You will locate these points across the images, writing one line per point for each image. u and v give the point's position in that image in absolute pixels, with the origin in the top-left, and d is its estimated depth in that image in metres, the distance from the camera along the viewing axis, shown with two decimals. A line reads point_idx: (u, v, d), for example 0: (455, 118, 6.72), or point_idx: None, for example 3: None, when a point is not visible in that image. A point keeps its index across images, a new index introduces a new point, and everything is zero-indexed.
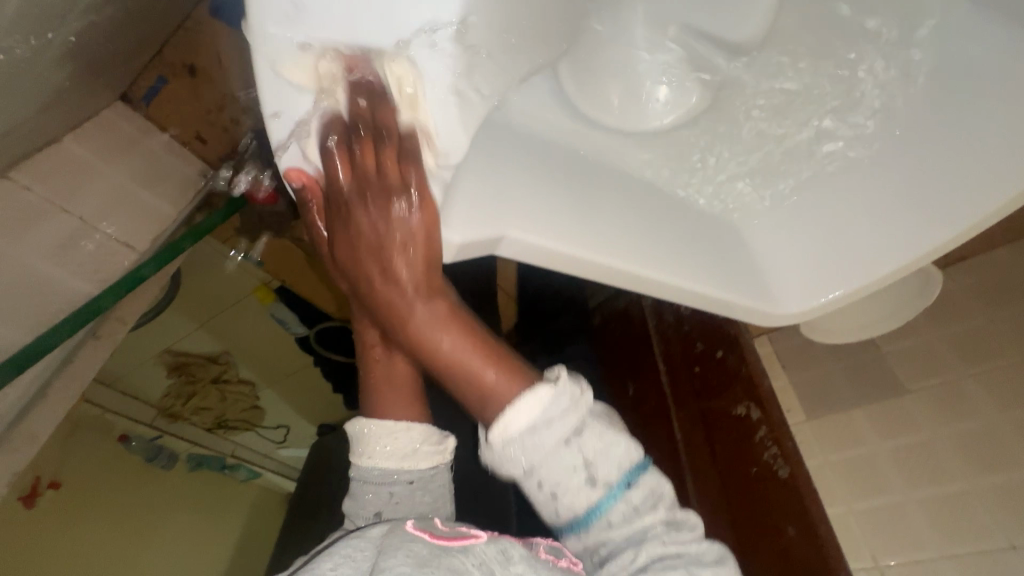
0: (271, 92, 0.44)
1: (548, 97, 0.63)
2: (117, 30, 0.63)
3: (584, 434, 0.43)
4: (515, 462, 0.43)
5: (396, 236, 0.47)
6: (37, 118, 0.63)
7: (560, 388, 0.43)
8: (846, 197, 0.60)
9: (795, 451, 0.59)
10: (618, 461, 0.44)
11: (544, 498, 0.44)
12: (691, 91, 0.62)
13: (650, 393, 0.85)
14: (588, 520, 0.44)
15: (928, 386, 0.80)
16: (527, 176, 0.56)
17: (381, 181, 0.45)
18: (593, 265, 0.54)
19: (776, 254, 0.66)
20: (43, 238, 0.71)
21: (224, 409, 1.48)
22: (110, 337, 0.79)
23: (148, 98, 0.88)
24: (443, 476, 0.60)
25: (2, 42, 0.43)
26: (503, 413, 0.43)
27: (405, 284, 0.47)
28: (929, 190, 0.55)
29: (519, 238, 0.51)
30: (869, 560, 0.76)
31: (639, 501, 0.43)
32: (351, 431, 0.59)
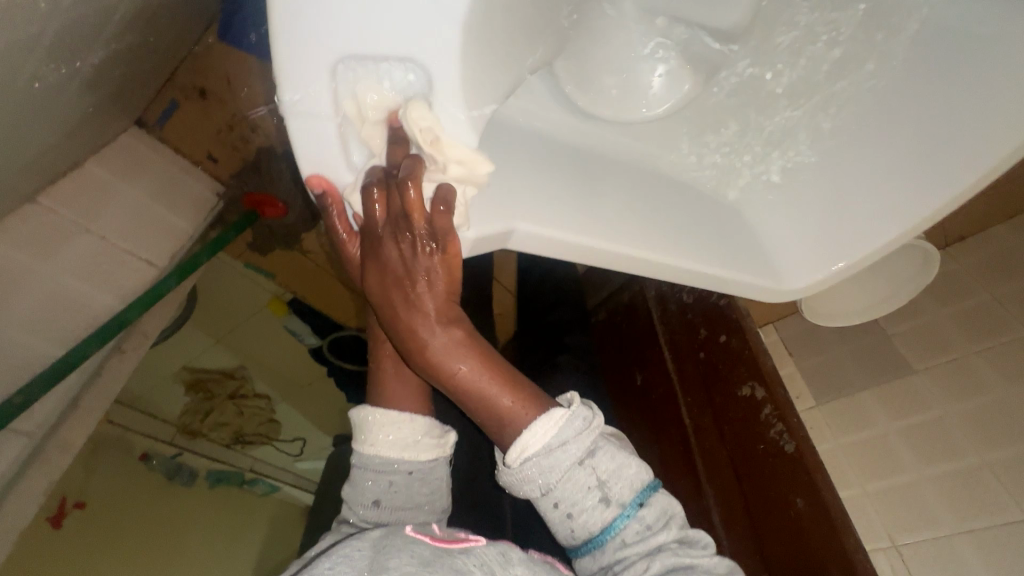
0: (288, 83, 0.45)
1: (548, 95, 0.66)
2: (135, 54, 0.66)
3: (597, 454, 0.46)
4: (532, 484, 0.46)
5: (420, 270, 0.49)
6: (65, 142, 0.67)
7: (574, 412, 0.47)
8: (834, 175, 0.64)
9: (800, 426, 0.61)
10: (630, 480, 0.47)
11: (560, 518, 0.46)
12: (683, 79, 0.64)
13: (658, 380, 0.86)
14: (603, 538, 0.45)
15: (936, 364, 0.81)
16: (530, 170, 0.59)
17: (408, 225, 0.47)
18: (598, 252, 0.56)
19: (775, 234, 0.69)
20: (71, 257, 0.75)
21: (242, 425, 1.49)
22: (134, 350, 0.82)
23: (162, 121, 0.93)
24: (442, 469, 0.61)
25: (39, 68, 0.46)
26: (521, 436, 0.46)
27: (428, 313, 0.50)
28: (913, 157, 0.58)
29: (528, 230, 0.53)
30: (886, 539, 0.76)
31: (652, 520, 0.46)
32: (356, 418, 0.60)
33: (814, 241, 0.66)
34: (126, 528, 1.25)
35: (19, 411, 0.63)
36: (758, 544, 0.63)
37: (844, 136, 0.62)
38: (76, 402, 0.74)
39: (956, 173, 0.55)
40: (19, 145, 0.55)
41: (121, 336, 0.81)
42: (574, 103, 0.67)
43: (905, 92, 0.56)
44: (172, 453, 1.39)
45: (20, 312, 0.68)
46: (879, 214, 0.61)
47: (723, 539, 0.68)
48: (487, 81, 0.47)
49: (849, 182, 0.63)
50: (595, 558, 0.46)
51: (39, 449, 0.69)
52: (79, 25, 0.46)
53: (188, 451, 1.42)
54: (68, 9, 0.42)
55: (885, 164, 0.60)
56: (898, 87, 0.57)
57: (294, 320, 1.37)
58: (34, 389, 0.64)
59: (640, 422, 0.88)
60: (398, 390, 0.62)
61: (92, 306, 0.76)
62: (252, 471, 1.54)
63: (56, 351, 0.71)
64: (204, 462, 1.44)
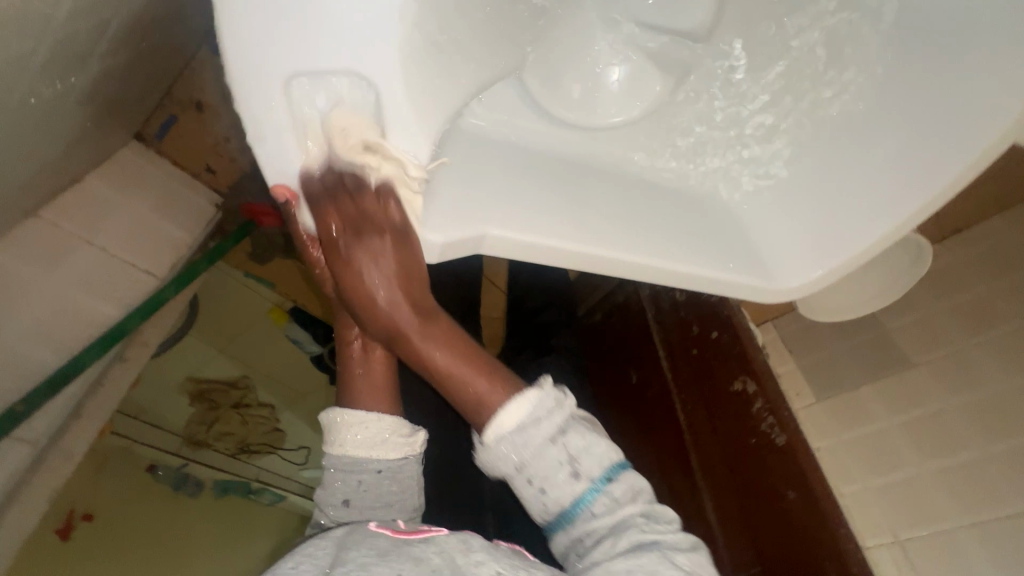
0: (256, 99, 0.47)
1: (518, 102, 0.67)
2: (130, 70, 0.68)
3: (568, 433, 0.48)
4: (505, 460, 0.47)
5: (385, 267, 0.52)
6: (66, 156, 0.69)
7: (545, 392, 0.48)
8: (823, 171, 0.63)
9: (791, 419, 0.61)
10: (601, 456, 0.48)
11: (533, 494, 0.48)
12: (653, 81, 0.67)
13: (653, 378, 0.87)
14: (573, 512, 0.47)
15: (934, 357, 0.81)
16: (507, 175, 0.61)
17: (367, 218, 0.51)
18: (574, 256, 0.57)
19: (766, 233, 0.68)
20: (73, 269, 0.77)
21: (247, 435, 1.51)
22: (135, 359, 0.83)
23: (160, 134, 0.95)
24: (412, 468, 0.62)
25: (35, 85, 0.48)
26: (495, 416, 0.48)
27: (399, 307, 0.52)
28: (894, 151, 0.58)
29: (501, 237, 0.54)
30: (888, 534, 0.76)
31: (620, 494, 0.47)
32: (324, 420, 0.61)
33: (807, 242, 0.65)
34: (126, 543, 1.25)
35: (20, 420, 0.64)
36: (751, 538, 0.63)
37: (820, 131, 0.62)
38: (78, 410, 0.75)
39: (932, 171, 0.55)
40: (19, 160, 0.57)
41: (121, 344, 0.82)
42: (544, 109, 0.67)
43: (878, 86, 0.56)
44: (178, 464, 1.40)
45: (22, 323, 0.70)
46: (868, 207, 0.60)
47: (717, 534, 0.68)
48: (444, 89, 0.52)
49: (828, 183, 0.63)
50: (568, 533, 0.47)
51: (41, 459, 0.70)
52: (71, 43, 0.48)
53: (194, 462, 1.43)
54: (60, 27, 0.44)
55: (865, 162, 0.60)
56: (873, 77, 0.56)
57: (295, 328, 1.39)
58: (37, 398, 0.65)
59: (635, 421, 0.88)
60: (364, 393, 0.63)
61: (92, 317, 0.77)
62: (259, 481, 1.51)
63: (58, 361, 0.72)
64: (211, 473, 1.44)
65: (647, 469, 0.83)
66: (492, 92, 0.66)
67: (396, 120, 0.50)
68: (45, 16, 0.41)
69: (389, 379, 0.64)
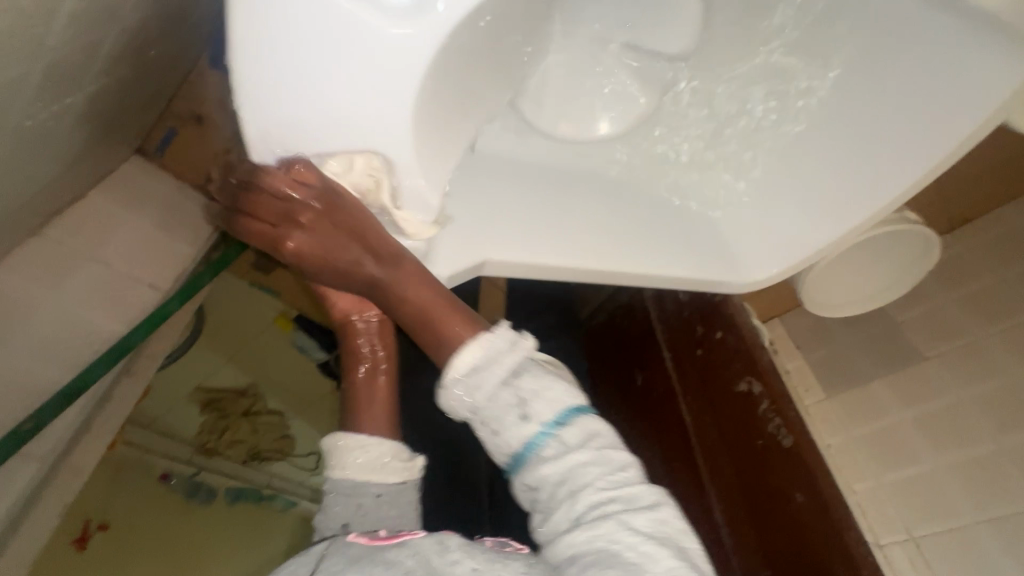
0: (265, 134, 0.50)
1: (512, 127, 0.70)
2: (128, 86, 0.68)
3: (521, 376, 0.45)
4: (461, 406, 0.46)
5: (326, 231, 0.52)
6: (68, 173, 0.70)
7: (493, 335, 0.46)
8: (793, 168, 0.68)
9: (797, 420, 0.61)
10: (553, 400, 0.45)
11: (492, 440, 0.46)
12: (638, 97, 0.70)
13: (659, 379, 0.86)
14: (526, 457, 0.45)
15: (945, 350, 0.79)
16: (505, 199, 0.70)
17: (292, 195, 0.50)
18: (560, 268, 0.66)
19: (741, 230, 0.75)
20: (79, 285, 0.78)
21: (258, 441, 1.48)
22: (143, 372, 0.84)
23: (160, 148, 0.95)
24: (412, 493, 0.61)
25: (30, 108, 0.48)
26: (450, 360, 0.46)
27: (359, 262, 0.53)
28: (878, 143, 0.61)
29: (498, 262, 0.64)
30: (904, 532, 0.75)
31: (571, 439, 0.44)
32: (326, 444, 0.61)
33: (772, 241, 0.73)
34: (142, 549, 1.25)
35: (32, 436, 0.65)
36: (761, 542, 0.62)
37: (804, 138, 0.66)
38: (88, 424, 0.75)
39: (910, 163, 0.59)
40: (21, 178, 0.57)
41: (130, 358, 0.83)
42: (535, 127, 0.70)
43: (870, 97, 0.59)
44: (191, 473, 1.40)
45: (29, 340, 0.70)
46: (828, 218, 0.67)
47: (726, 535, 0.67)
48: (443, 131, 0.55)
49: (799, 183, 0.69)
50: (523, 480, 0.45)
51: (52, 475, 0.70)
52: (65, 65, 0.48)
53: (207, 470, 1.42)
54: (53, 50, 0.44)
55: (843, 155, 0.64)
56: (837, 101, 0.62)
57: (302, 335, 1.41)
58: (45, 414, 0.66)
59: (642, 424, 0.87)
60: (365, 415, 0.63)
61: (99, 332, 0.77)
62: (271, 487, 1.49)
63: (66, 376, 0.73)
64: (224, 480, 1.44)
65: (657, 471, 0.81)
66: (491, 122, 0.70)
67: (401, 154, 0.52)
68: (37, 39, 0.41)
69: (389, 403, 0.64)
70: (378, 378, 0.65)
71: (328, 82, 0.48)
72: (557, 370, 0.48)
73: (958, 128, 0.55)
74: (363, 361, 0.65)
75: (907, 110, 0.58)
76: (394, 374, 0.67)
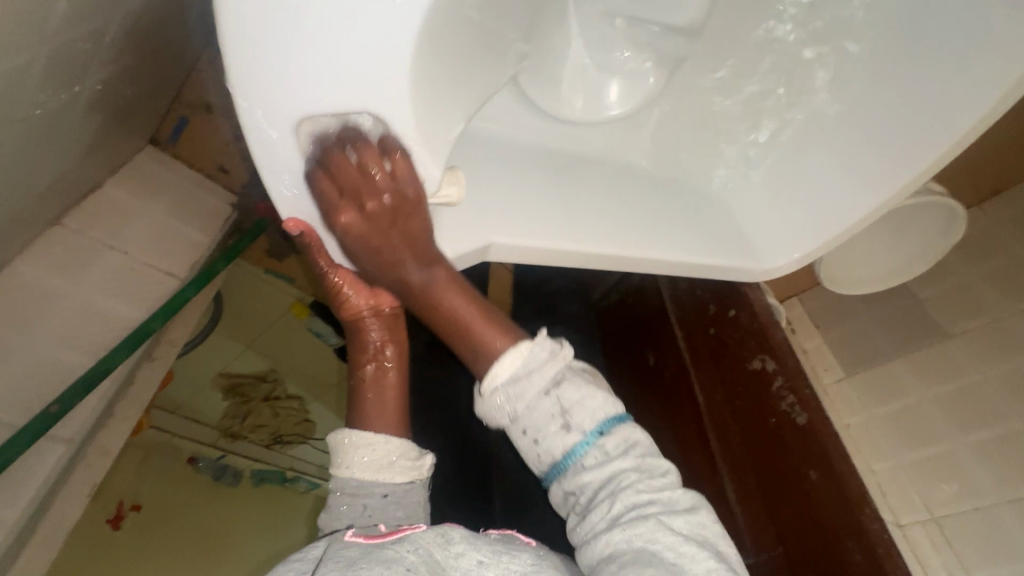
0: (254, 91, 0.48)
1: (515, 105, 0.70)
2: (136, 73, 0.68)
3: (562, 386, 0.47)
4: (501, 413, 0.48)
5: (390, 233, 0.55)
6: (82, 163, 0.71)
7: (538, 344, 0.48)
8: (815, 145, 0.68)
9: (811, 398, 0.61)
10: (595, 411, 0.47)
11: (528, 445, 0.48)
12: (646, 73, 0.68)
13: (671, 359, 0.84)
14: (566, 464, 0.47)
15: (970, 327, 0.77)
16: (512, 178, 0.67)
17: (367, 181, 0.52)
18: (575, 254, 0.64)
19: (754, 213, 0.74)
20: (98, 274, 0.79)
21: (279, 426, 1.54)
22: (162, 356, 0.86)
23: (172, 138, 0.96)
24: (418, 492, 0.62)
25: (37, 96, 0.48)
26: (490, 368, 0.49)
27: (406, 261, 0.55)
28: (907, 112, 0.60)
29: (502, 246, 0.62)
30: (924, 511, 0.73)
31: (611, 448, 0.46)
32: (331, 442, 0.62)
33: (801, 226, 0.71)
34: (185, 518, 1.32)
35: (57, 418, 0.67)
36: (772, 521, 0.62)
37: (822, 107, 0.66)
38: (112, 407, 0.77)
39: (936, 128, 0.57)
40: (36, 168, 0.58)
41: (149, 344, 0.85)
42: (541, 109, 0.70)
43: (912, 53, 0.58)
44: (216, 455, 1.44)
45: (54, 326, 0.73)
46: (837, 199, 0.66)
47: (738, 516, 0.66)
48: (444, 107, 0.53)
49: (818, 162, 0.68)
50: (562, 485, 0.47)
51: (79, 457, 0.73)
52: (68, 53, 0.48)
53: (231, 452, 1.47)
54: (56, 36, 0.44)
55: (869, 124, 0.63)
56: (870, 65, 0.61)
57: (316, 323, 1.40)
58: (71, 396, 0.68)
59: (653, 405, 0.86)
60: (373, 412, 0.64)
61: (120, 318, 0.79)
62: (292, 469, 1.60)
63: (87, 361, 0.74)
64: (247, 463, 1.50)
65: (664, 453, 0.80)
66: (494, 103, 0.69)
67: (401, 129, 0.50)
68: (38, 26, 0.41)
69: (399, 402, 0.65)
70: (386, 376, 0.66)
71: (319, 54, 0.46)
72: (593, 380, 0.50)
73: (985, 92, 0.53)
74: (371, 356, 0.67)
75: (927, 74, 0.57)
76: (405, 371, 0.68)
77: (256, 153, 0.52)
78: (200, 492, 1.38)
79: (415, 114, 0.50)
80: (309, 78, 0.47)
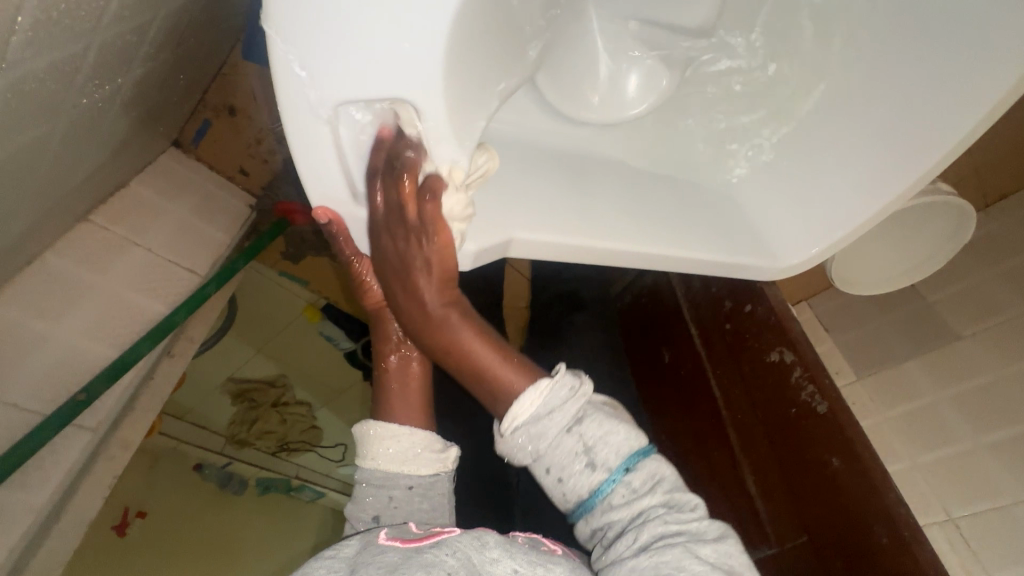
0: (286, 82, 0.49)
1: (532, 105, 0.71)
2: (167, 75, 0.70)
3: (584, 422, 0.49)
4: (524, 451, 0.50)
5: (415, 261, 0.55)
6: (113, 159, 0.73)
7: (559, 381, 0.50)
8: (828, 142, 0.68)
9: (831, 386, 0.60)
10: (617, 447, 0.49)
11: (552, 483, 0.50)
12: (659, 76, 0.71)
13: (687, 356, 0.86)
14: (592, 502, 0.49)
15: (983, 329, 0.78)
16: (531, 176, 0.67)
17: (400, 213, 0.54)
18: (596, 250, 0.63)
19: (768, 214, 0.74)
20: (124, 270, 0.81)
21: (287, 433, 1.53)
22: (182, 353, 0.86)
23: (195, 141, 0.99)
24: (444, 485, 0.62)
25: (87, 85, 0.50)
26: (512, 406, 0.50)
27: (427, 298, 0.56)
28: (913, 107, 0.60)
29: (524, 239, 0.60)
30: (941, 512, 0.72)
31: (638, 484, 0.48)
32: (357, 433, 0.62)
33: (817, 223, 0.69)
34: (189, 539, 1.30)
35: (84, 407, 0.68)
36: (796, 511, 0.62)
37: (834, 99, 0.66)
38: (133, 402, 0.78)
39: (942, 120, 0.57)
40: (74, 161, 0.60)
41: (170, 341, 0.85)
42: (556, 110, 0.72)
43: (912, 51, 0.59)
44: (222, 463, 1.43)
45: (81, 318, 0.74)
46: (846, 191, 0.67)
47: (761, 508, 0.67)
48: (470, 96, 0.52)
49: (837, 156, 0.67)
50: (589, 522, 0.49)
51: (102, 448, 0.73)
52: (118, 44, 0.50)
53: (237, 460, 1.46)
54: (109, 26, 0.46)
55: (881, 117, 0.63)
56: (870, 62, 0.62)
57: (329, 326, 1.40)
58: (94, 387, 0.69)
59: (669, 404, 0.86)
60: (398, 402, 0.64)
61: (143, 313, 0.80)
62: (299, 478, 1.57)
63: (111, 354, 0.75)
64: (253, 471, 1.48)
65: (681, 448, 0.81)
66: (511, 101, 0.71)
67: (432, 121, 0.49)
68: (96, 13, 0.43)
69: (422, 393, 0.65)
70: (411, 365, 0.65)
71: (343, 40, 0.45)
72: (616, 415, 0.52)
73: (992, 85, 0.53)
74: (394, 347, 0.65)
75: (929, 66, 0.58)
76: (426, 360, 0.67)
77: (289, 140, 0.53)
78: (200, 494, 1.37)
79: (445, 103, 0.48)
80: (330, 71, 0.47)
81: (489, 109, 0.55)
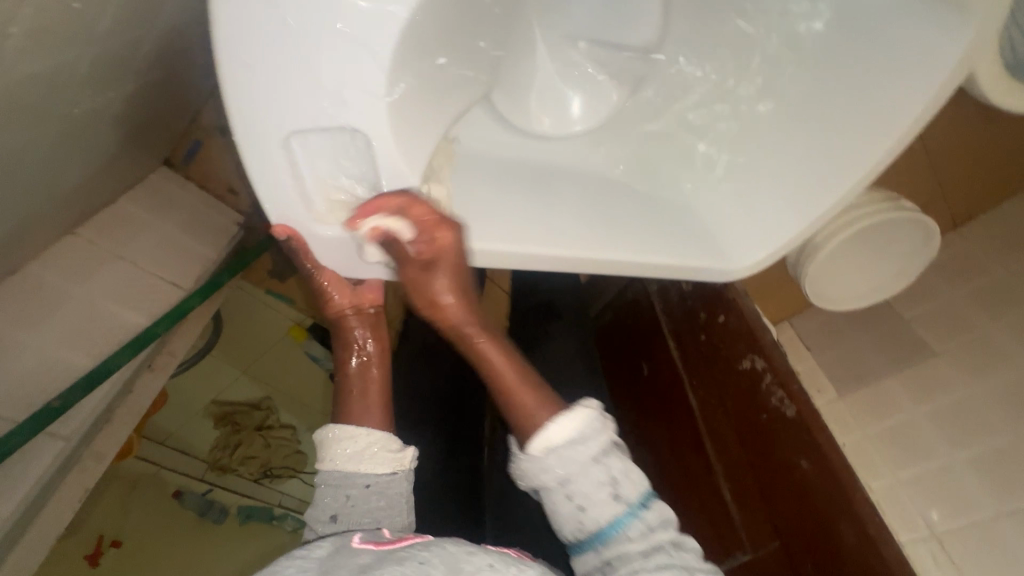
0: (231, 85, 0.48)
1: (489, 121, 0.72)
2: (159, 92, 0.73)
3: (611, 456, 0.51)
4: (550, 474, 0.51)
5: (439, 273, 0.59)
6: (103, 171, 0.75)
7: (594, 413, 0.52)
8: (782, 155, 0.70)
9: (800, 391, 0.62)
10: (638, 482, 0.52)
11: (570, 509, 0.51)
12: (609, 89, 0.77)
13: (665, 368, 0.86)
14: (608, 533, 0.50)
15: (958, 344, 0.79)
16: (496, 189, 0.68)
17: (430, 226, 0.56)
18: (558, 258, 0.64)
19: (734, 226, 0.74)
20: (107, 281, 0.82)
21: (269, 458, 1.48)
22: (162, 367, 0.86)
23: (186, 159, 1.03)
24: (401, 484, 0.61)
25: (80, 95, 0.53)
26: (547, 428, 0.52)
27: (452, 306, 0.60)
28: (855, 116, 0.63)
29: (486, 248, 0.61)
30: (923, 527, 0.71)
31: (653, 521, 0.51)
32: (317, 438, 0.62)
33: (776, 229, 0.71)
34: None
35: (57, 414, 0.67)
36: (770, 513, 0.63)
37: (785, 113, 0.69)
38: (107, 415, 0.77)
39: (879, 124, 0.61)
40: (63, 169, 0.62)
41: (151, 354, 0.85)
42: (512, 125, 0.74)
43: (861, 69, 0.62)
44: (203, 490, 1.39)
45: (61, 327, 0.75)
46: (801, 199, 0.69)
47: (734, 512, 0.67)
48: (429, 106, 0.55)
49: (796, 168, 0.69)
50: (598, 554, 0.51)
51: (70, 460, 0.72)
52: (111, 58, 0.53)
53: (218, 487, 1.42)
54: (103, 39, 0.49)
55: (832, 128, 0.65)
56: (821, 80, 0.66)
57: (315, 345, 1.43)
58: (69, 396, 0.68)
59: (648, 418, 0.87)
60: (357, 407, 0.64)
61: (123, 324, 0.80)
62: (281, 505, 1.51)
63: (88, 364, 0.75)
64: (235, 498, 1.44)
65: (658, 459, 0.82)
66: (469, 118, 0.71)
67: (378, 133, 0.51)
68: (92, 26, 0.46)
69: (382, 397, 0.66)
70: (369, 372, 0.68)
71: (294, 65, 0.47)
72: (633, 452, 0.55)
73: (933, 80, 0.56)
74: (353, 353, 0.69)
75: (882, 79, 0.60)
76: (386, 367, 0.69)
77: (241, 154, 0.52)
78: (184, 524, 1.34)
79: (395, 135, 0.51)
80: (282, 87, 0.48)
81: (444, 125, 0.59)
